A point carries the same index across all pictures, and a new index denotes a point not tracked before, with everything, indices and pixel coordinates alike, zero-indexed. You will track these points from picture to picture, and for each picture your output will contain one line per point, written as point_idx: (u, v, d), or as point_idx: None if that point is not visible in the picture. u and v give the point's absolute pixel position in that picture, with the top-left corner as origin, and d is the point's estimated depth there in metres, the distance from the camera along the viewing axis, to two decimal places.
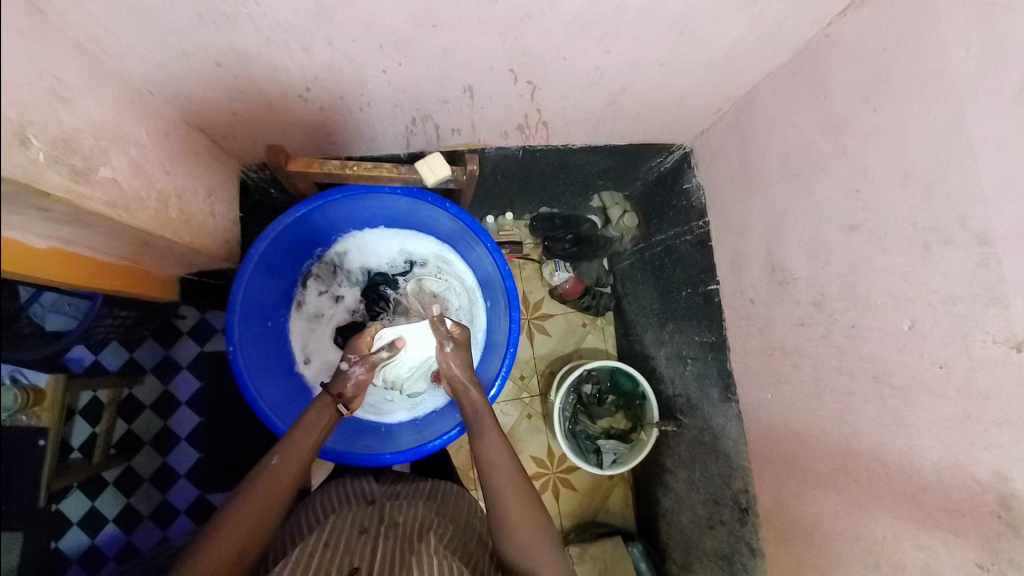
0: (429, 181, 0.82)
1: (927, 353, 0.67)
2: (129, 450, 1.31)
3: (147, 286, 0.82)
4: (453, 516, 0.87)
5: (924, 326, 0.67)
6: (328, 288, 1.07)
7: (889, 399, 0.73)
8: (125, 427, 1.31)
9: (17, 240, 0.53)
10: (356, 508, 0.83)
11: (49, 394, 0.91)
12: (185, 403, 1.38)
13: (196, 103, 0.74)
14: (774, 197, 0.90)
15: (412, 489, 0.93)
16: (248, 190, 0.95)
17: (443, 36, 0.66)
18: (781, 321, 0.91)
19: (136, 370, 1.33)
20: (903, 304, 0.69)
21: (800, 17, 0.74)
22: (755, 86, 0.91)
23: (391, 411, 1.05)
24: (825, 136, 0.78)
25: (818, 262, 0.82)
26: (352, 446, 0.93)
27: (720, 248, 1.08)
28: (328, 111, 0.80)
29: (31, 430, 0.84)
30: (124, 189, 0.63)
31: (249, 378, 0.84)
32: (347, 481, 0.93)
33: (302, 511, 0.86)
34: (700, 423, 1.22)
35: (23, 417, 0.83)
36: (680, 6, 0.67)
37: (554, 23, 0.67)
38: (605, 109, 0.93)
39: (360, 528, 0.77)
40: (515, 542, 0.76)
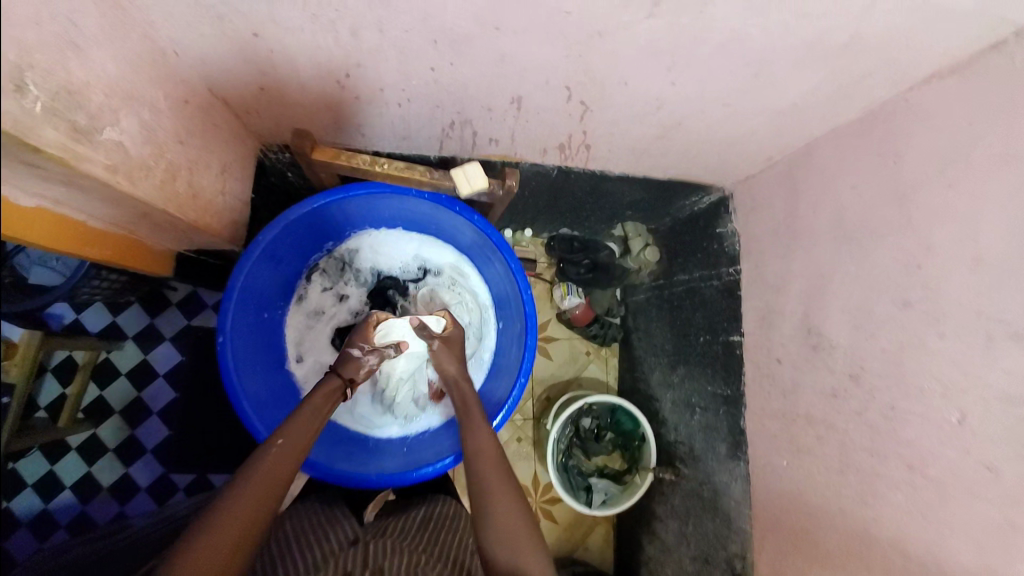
0: (463, 191, 0.76)
1: (974, 452, 0.61)
2: (100, 416, 1.28)
3: (142, 260, 0.75)
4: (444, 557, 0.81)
5: (974, 422, 0.61)
6: (333, 285, 1.00)
7: (922, 491, 0.67)
8: (97, 393, 1.28)
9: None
10: (339, 555, 0.75)
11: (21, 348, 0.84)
12: (161, 377, 1.32)
13: (225, 74, 0.68)
14: (820, 257, 0.85)
15: (400, 526, 0.86)
16: (264, 170, 0.89)
17: (504, 41, 0.60)
18: (810, 388, 0.86)
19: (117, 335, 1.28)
20: (952, 394, 0.63)
21: (882, 76, 0.70)
22: (816, 140, 0.87)
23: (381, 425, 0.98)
24: (889, 205, 0.73)
25: (861, 333, 0.77)
26: (336, 462, 0.85)
27: (750, 300, 1.03)
28: (364, 101, 0.74)
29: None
30: (129, 154, 0.57)
31: (234, 370, 0.78)
32: (325, 521, 0.84)
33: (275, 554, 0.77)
34: (700, 476, 1.13)
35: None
36: (760, 45, 0.62)
37: (624, 44, 0.61)
38: (654, 140, 0.87)
39: None
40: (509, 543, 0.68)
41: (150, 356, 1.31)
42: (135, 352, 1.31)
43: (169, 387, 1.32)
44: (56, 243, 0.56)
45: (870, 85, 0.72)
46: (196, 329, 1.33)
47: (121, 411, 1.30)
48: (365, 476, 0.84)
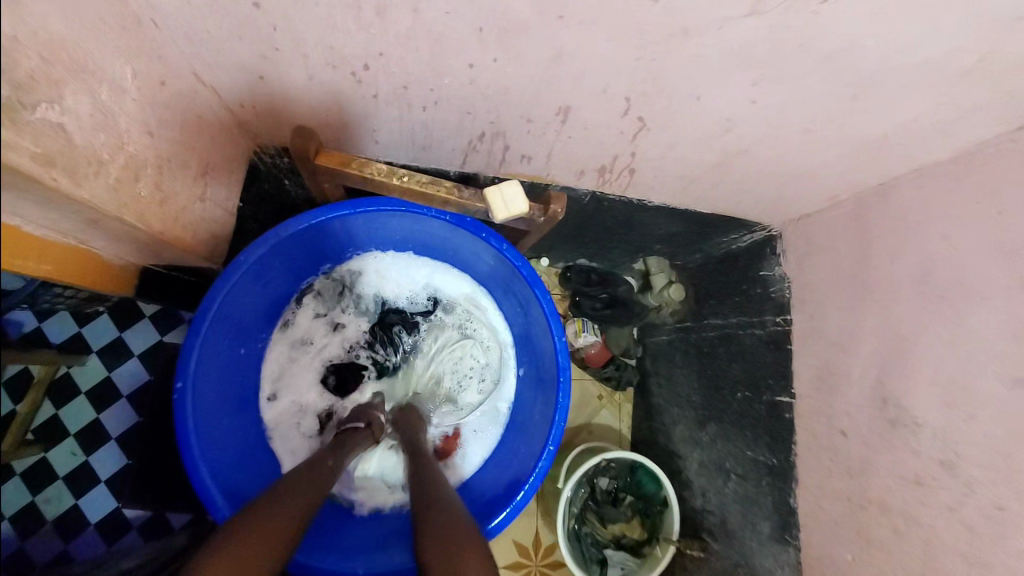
0: (499, 217, 0.64)
1: None
2: (52, 440, 1.11)
3: (94, 275, 0.61)
4: None
5: None
6: (328, 312, 0.86)
7: None
8: (52, 412, 1.12)
9: None
10: None
11: None
12: (123, 399, 1.15)
13: (217, 56, 0.56)
14: (898, 315, 0.73)
15: None
16: (256, 177, 0.76)
17: (564, 35, 0.49)
18: (884, 469, 0.73)
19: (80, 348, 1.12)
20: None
21: (995, 110, 0.60)
22: (892, 179, 0.77)
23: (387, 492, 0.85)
24: (994, 259, 0.62)
25: (957, 413, 0.64)
26: (322, 554, 0.75)
27: (804, 355, 0.91)
28: (382, 101, 0.62)
29: None
30: (76, 142, 0.44)
31: (192, 430, 0.65)
32: None
33: None
34: (734, 557, 0.97)
35: None
36: (871, 61, 0.53)
37: (708, 49, 0.50)
38: (709, 169, 0.76)
39: None
40: None
41: (113, 375, 1.15)
42: (97, 369, 1.14)
43: (133, 410, 1.14)
44: None
45: (976, 119, 0.62)
46: (167, 347, 1.17)
47: (77, 434, 1.12)
48: (351, 571, 0.75)
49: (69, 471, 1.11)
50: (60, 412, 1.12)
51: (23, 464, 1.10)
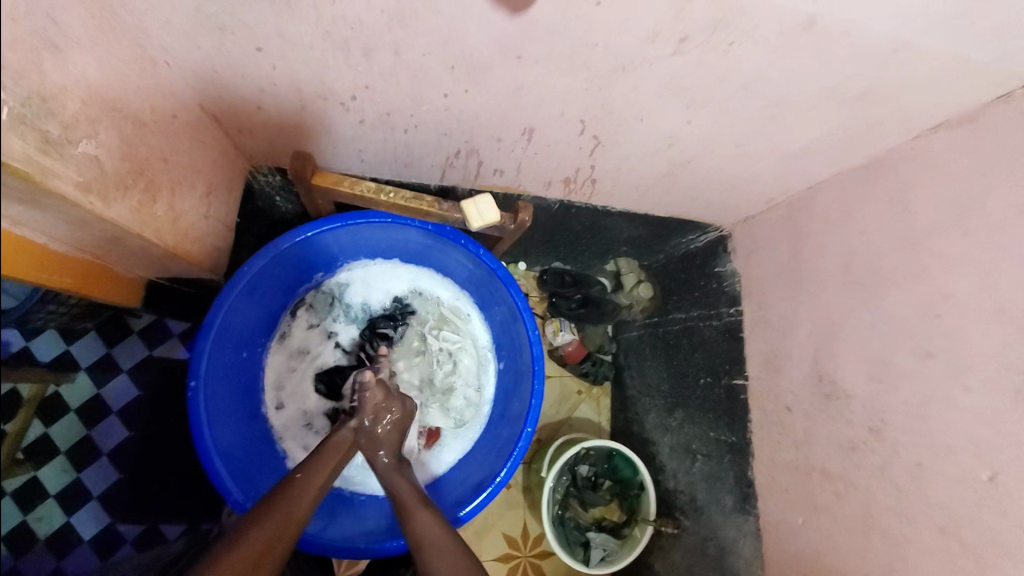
0: (474, 225, 0.72)
1: (1011, 514, 0.57)
2: None
3: (108, 288, 0.67)
4: None
5: (1009, 482, 0.58)
6: (320, 321, 0.92)
7: (957, 557, 0.62)
8: None
9: None
10: None
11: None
12: (114, 414, 1.18)
13: (220, 88, 0.63)
14: (828, 302, 0.84)
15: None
16: (251, 195, 0.83)
17: (525, 71, 0.58)
18: (825, 439, 0.83)
19: None
20: (984, 451, 0.61)
21: (890, 123, 0.71)
22: (817, 184, 0.88)
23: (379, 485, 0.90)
24: (900, 251, 0.73)
25: (880, 384, 0.74)
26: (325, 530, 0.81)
27: (754, 342, 1.01)
28: (368, 125, 0.70)
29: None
30: (106, 170, 0.50)
31: (206, 426, 0.73)
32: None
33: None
34: (703, 531, 1.06)
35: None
36: (782, 90, 0.63)
37: (647, 80, 0.60)
38: (660, 178, 0.86)
39: None
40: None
41: (102, 391, 1.17)
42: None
43: (123, 426, 1.18)
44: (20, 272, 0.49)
45: (877, 132, 0.74)
46: (158, 360, 1.25)
47: None
48: (352, 545, 0.80)
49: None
50: None
51: None
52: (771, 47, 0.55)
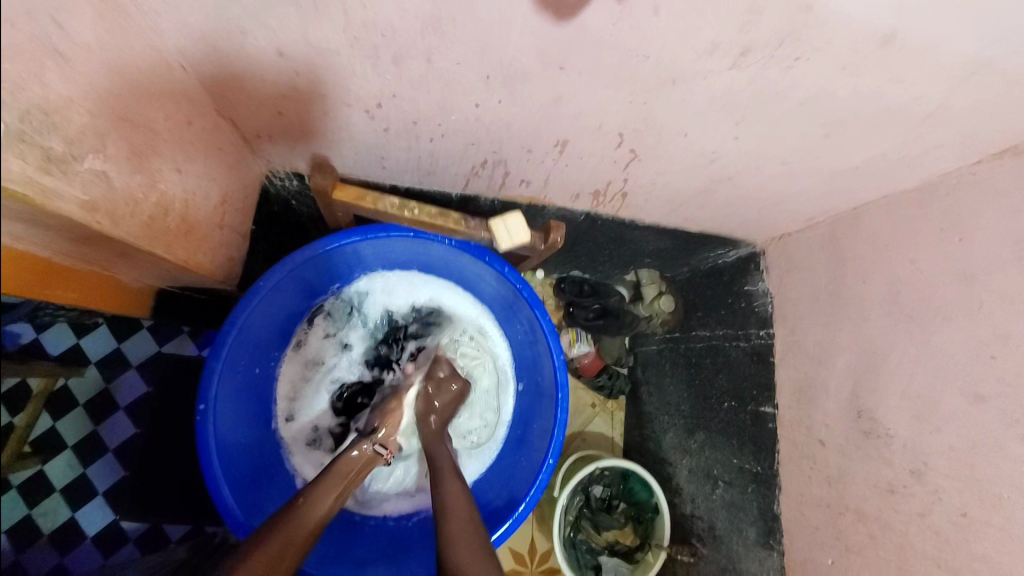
0: (502, 246, 0.69)
1: None
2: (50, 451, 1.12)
3: (115, 299, 0.64)
4: None
5: None
6: (337, 332, 0.89)
7: None
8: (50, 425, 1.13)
9: None
10: None
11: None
12: (122, 409, 1.16)
13: (235, 90, 0.60)
14: (872, 332, 0.78)
15: None
16: (267, 200, 0.79)
17: (563, 83, 0.54)
18: (861, 477, 0.78)
19: (79, 360, 1.14)
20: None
21: (952, 147, 0.66)
22: (865, 205, 0.83)
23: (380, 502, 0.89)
24: (956, 283, 0.67)
25: (925, 426, 0.69)
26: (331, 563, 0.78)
27: (785, 367, 0.96)
28: (392, 135, 0.67)
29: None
30: (112, 186, 0.47)
31: (214, 452, 0.70)
32: None
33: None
34: (722, 561, 1.02)
35: None
36: (839, 108, 0.58)
37: (696, 95, 0.55)
38: (695, 194, 0.82)
39: None
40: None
41: (111, 386, 1.16)
42: (96, 381, 1.15)
43: (131, 421, 1.16)
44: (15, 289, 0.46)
45: (940, 154, 0.68)
46: (167, 357, 1.18)
47: (75, 446, 1.13)
48: None
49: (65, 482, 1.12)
50: (58, 425, 1.13)
51: (19, 477, 1.10)
52: (836, 63, 0.50)
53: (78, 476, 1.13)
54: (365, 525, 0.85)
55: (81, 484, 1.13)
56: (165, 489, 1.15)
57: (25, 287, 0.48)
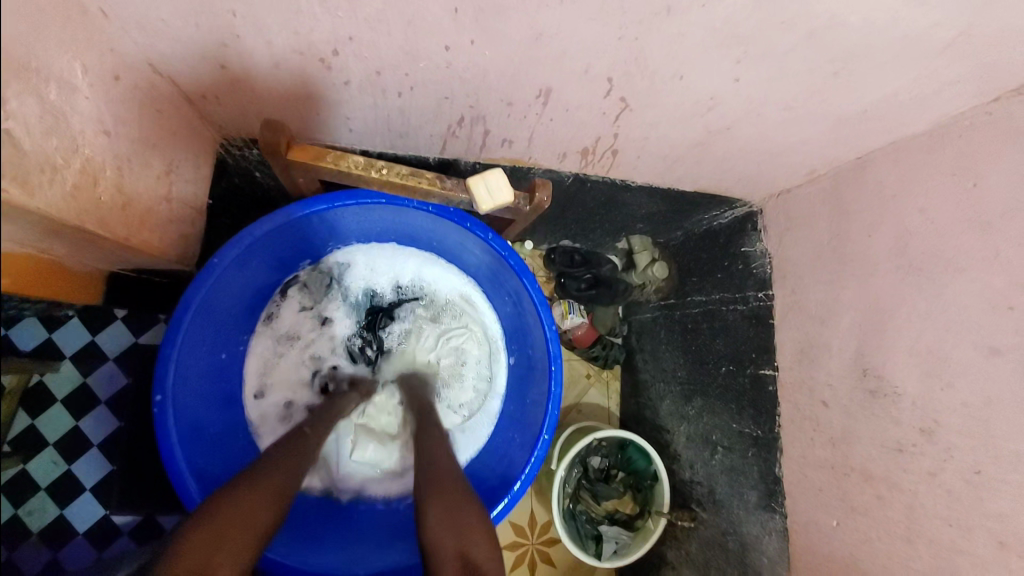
0: (482, 207, 0.62)
1: None
2: (31, 448, 1.07)
3: (58, 286, 0.58)
4: None
5: None
6: (314, 304, 0.84)
7: None
8: (27, 423, 1.07)
9: None
10: None
11: None
12: (103, 403, 1.11)
13: (168, 39, 0.52)
14: (878, 288, 0.74)
15: None
16: (224, 171, 0.72)
17: (542, 17, 0.48)
18: (866, 439, 0.75)
19: (54, 353, 1.07)
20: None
21: (968, 84, 0.61)
22: (870, 154, 0.78)
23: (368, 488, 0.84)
24: (971, 232, 0.63)
25: (935, 383, 0.66)
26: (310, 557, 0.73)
27: (785, 330, 0.92)
28: (354, 89, 0.60)
29: None
30: (35, 153, 0.41)
31: (178, 445, 0.65)
32: None
33: None
34: (722, 525, 1.03)
35: None
36: (851, 40, 0.52)
37: (691, 29, 0.49)
38: (691, 148, 0.76)
39: None
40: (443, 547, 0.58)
41: (89, 380, 1.11)
42: (72, 375, 1.09)
43: (112, 414, 1.11)
44: None
45: (954, 92, 0.62)
46: (145, 348, 1.12)
47: (57, 443, 1.08)
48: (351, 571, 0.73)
49: (51, 480, 1.07)
50: (37, 421, 1.07)
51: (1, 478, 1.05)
52: None
53: (63, 473, 1.08)
54: (353, 510, 0.82)
55: (63, 487, 1.08)
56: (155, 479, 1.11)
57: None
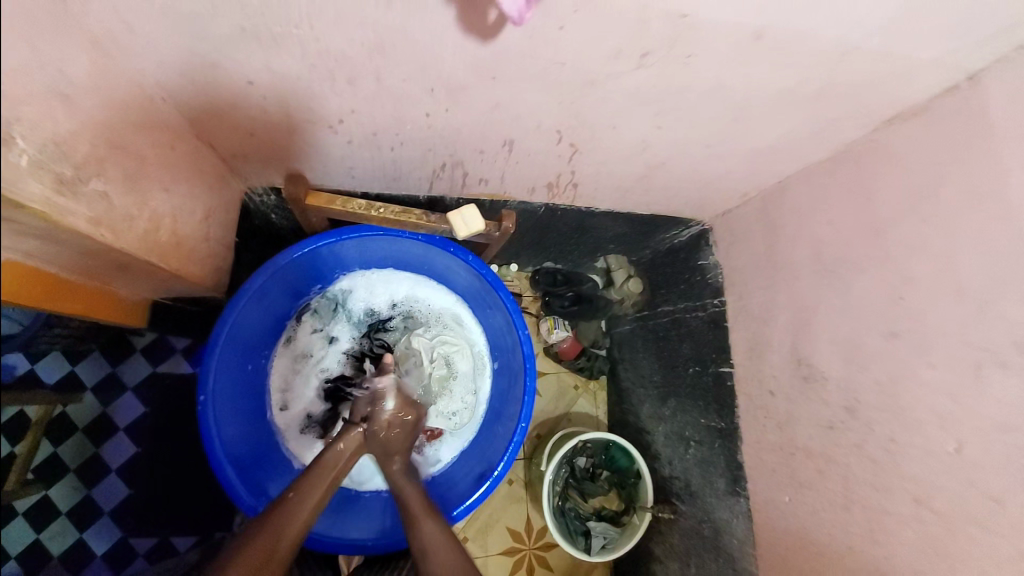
0: (461, 234, 0.76)
1: (977, 483, 0.61)
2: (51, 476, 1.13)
3: (112, 310, 0.71)
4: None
5: (974, 452, 0.61)
6: (323, 326, 0.96)
7: (930, 525, 0.65)
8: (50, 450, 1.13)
9: None
10: None
11: None
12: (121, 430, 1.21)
13: (211, 116, 0.67)
14: (803, 290, 0.87)
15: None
16: (248, 214, 0.87)
17: (498, 90, 0.63)
18: (805, 420, 0.86)
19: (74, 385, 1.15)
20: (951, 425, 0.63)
21: (847, 122, 0.76)
22: (787, 178, 0.93)
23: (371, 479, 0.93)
24: (865, 239, 0.76)
25: (853, 365, 0.77)
26: (330, 529, 0.84)
27: (736, 331, 1.05)
28: (355, 145, 0.74)
29: None
30: (114, 205, 0.55)
31: (217, 439, 0.77)
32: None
33: None
34: (699, 514, 1.10)
35: None
36: (741, 96, 0.67)
37: (614, 94, 0.64)
38: (638, 179, 0.91)
39: None
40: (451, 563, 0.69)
41: (108, 408, 1.20)
42: (93, 405, 1.19)
43: (132, 440, 1.21)
44: (22, 297, 0.53)
45: (840, 128, 0.77)
46: (163, 377, 1.25)
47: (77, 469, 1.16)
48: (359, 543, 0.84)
49: (71, 504, 1.14)
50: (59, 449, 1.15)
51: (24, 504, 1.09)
52: (725, 58, 0.59)
53: (81, 499, 1.15)
54: (360, 497, 0.92)
55: (83, 510, 1.15)
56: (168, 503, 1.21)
57: (31, 297, 0.55)
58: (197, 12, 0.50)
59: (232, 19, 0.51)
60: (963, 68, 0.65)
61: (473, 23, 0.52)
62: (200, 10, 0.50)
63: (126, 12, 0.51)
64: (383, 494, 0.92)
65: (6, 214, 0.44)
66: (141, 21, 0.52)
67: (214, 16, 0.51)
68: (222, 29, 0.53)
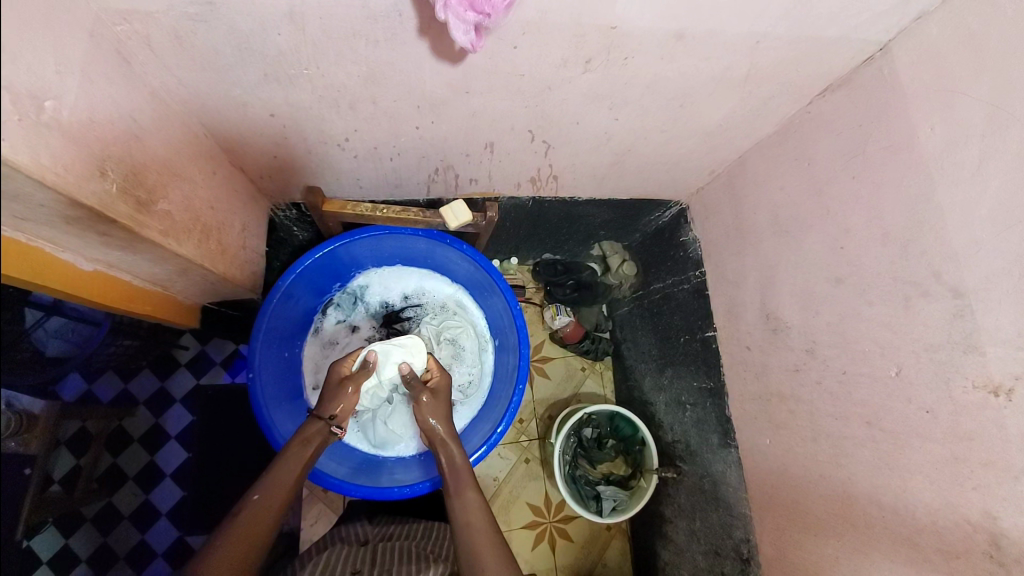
0: (452, 224, 0.93)
1: (914, 399, 0.68)
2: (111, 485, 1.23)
3: (175, 313, 0.90)
4: (439, 552, 0.97)
5: (910, 373, 0.69)
6: (346, 317, 1.11)
7: (881, 443, 0.73)
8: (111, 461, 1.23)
9: (46, 251, 0.57)
10: (350, 547, 0.96)
11: (42, 421, 0.87)
12: (172, 438, 1.30)
13: (243, 146, 0.81)
14: (766, 250, 0.97)
15: (405, 530, 1.05)
16: (274, 227, 1.03)
17: (474, 101, 0.76)
18: (776, 367, 0.95)
19: (128, 402, 1.27)
20: (889, 351, 0.72)
21: (783, 97, 0.86)
22: (745, 154, 1.04)
23: (393, 444, 1.07)
24: (810, 198, 0.86)
25: (809, 312, 0.87)
26: (354, 479, 0.96)
27: (716, 296, 1.14)
28: (361, 159, 0.88)
29: (26, 458, 0.80)
30: (176, 221, 0.69)
31: (264, 406, 0.89)
32: (340, 528, 1.05)
33: (311, 551, 0.96)
34: (699, 470, 1.18)
35: (17, 443, 0.77)
36: (679, 84, 0.79)
37: (571, 94, 0.77)
38: (610, 166, 1.03)
39: (353, 569, 0.89)
40: (475, 546, 0.75)
41: (160, 419, 1.30)
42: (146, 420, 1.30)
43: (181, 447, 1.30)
44: (113, 301, 0.71)
45: (779, 104, 0.89)
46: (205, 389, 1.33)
47: (135, 477, 1.26)
48: (386, 490, 0.94)
49: (132, 509, 1.24)
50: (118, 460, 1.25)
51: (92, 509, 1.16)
52: (656, 57, 0.71)
53: (141, 502, 1.25)
54: (387, 462, 1.05)
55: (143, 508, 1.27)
56: (203, 502, 1.27)
57: (116, 303, 0.72)
58: (230, 65, 0.65)
59: (257, 67, 0.66)
60: (874, 43, 0.75)
61: (442, 51, 0.64)
62: (233, 63, 0.64)
63: (178, 71, 0.65)
64: (404, 458, 1.05)
65: (104, 230, 0.58)
66: (188, 77, 0.67)
67: (243, 65, 0.65)
68: (249, 75, 0.67)
